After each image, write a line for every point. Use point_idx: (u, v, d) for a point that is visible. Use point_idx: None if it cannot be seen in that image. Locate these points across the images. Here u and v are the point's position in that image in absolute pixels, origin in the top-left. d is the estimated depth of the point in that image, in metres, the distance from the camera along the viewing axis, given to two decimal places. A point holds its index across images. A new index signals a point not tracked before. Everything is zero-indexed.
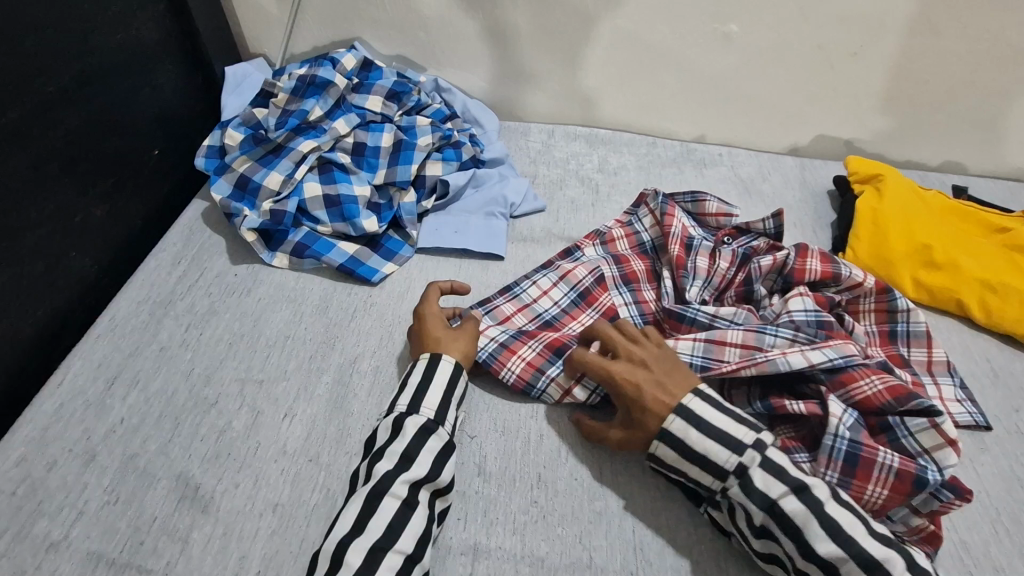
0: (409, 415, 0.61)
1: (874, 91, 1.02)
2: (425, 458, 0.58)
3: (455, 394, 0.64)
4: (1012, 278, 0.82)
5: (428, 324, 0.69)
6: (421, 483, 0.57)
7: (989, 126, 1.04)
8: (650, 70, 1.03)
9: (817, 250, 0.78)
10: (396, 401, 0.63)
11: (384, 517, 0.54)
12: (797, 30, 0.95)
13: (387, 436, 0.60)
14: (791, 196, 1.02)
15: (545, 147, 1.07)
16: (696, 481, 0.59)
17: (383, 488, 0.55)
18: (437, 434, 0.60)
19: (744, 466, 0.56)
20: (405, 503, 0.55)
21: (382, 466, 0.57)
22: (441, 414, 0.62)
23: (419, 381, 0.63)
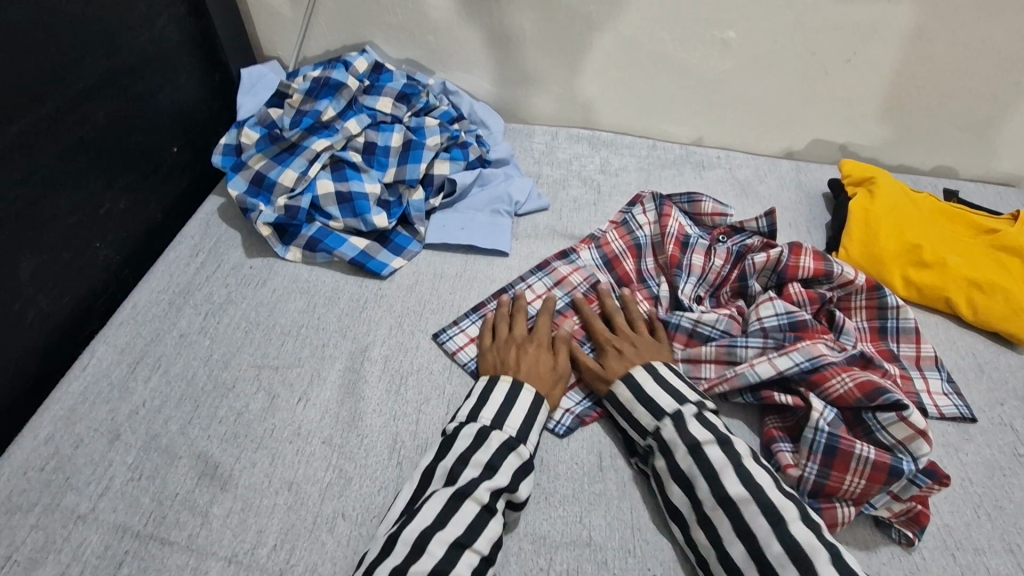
0: (492, 429, 0.63)
1: (867, 97, 1.05)
2: (506, 470, 0.60)
3: (539, 419, 0.66)
4: (998, 276, 0.85)
5: (529, 354, 0.72)
6: (500, 493, 0.59)
7: (980, 131, 1.07)
8: (650, 75, 1.07)
9: (811, 249, 0.81)
10: (481, 413, 0.65)
11: (464, 514, 0.57)
12: (791, 38, 0.99)
13: (470, 443, 0.62)
14: (786, 198, 1.05)
15: (549, 149, 1.11)
16: (634, 421, 0.66)
17: (468, 490, 0.58)
18: (518, 452, 0.62)
19: (680, 412, 0.63)
20: (484, 508, 0.57)
21: (466, 471, 0.59)
22: (523, 434, 0.64)
23: (507, 396, 0.66)
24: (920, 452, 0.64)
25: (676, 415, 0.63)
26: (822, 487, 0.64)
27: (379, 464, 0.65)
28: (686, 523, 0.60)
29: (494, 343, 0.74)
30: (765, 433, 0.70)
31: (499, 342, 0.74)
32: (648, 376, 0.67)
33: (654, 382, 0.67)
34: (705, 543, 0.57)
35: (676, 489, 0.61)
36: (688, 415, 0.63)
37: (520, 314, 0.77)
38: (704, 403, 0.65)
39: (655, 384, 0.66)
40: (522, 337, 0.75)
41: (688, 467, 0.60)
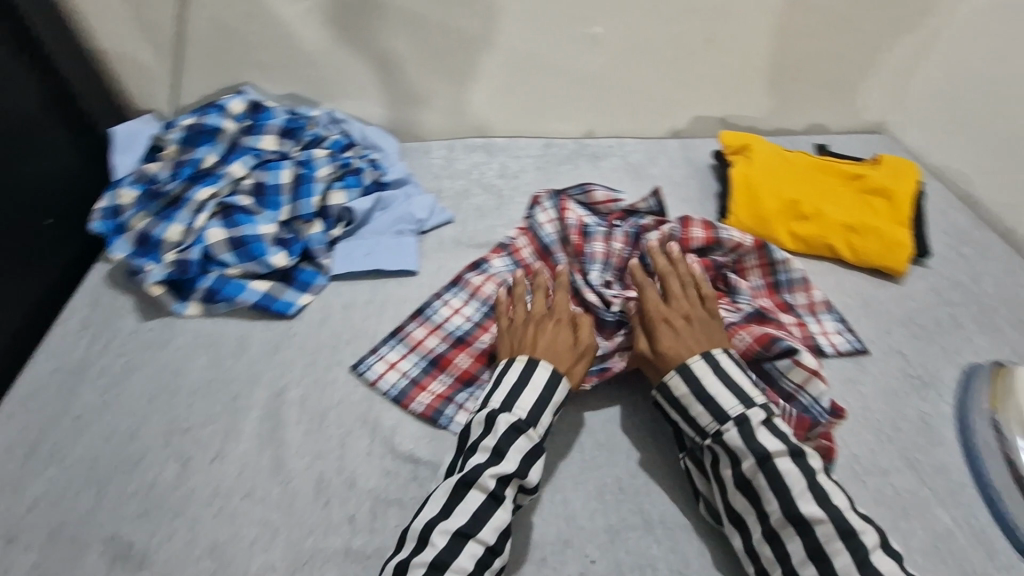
0: (501, 412, 0.64)
1: (733, 71, 1.12)
2: (514, 454, 0.62)
3: (554, 399, 0.66)
4: (869, 217, 0.92)
5: (548, 331, 0.71)
6: (509, 480, 0.61)
7: (836, 88, 1.17)
8: (532, 78, 1.10)
9: (700, 220, 0.87)
10: (493, 396, 0.66)
11: (470, 502, 0.59)
12: (654, 26, 1.04)
13: (481, 430, 0.64)
14: (677, 174, 1.11)
15: (448, 162, 1.12)
16: (693, 422, 0.65)
17: (472, 478, 0.60)
18: (526, 435, 0.63)
19: (746, 417, 0.62)
20: (490, 496, 0.60)
21: (475, 459, 0.62)
22: (534, 417, 0.64)
23: (520, 376, 0.67)
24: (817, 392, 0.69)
25: (742, 421, 0.62)
26: None
27: (307, 508, 0.64)
28: (745, 531, 0.61)
29: (509, 325, 0.74)
30: None
31: (518, 322, 0.74)
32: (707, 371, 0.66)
33: (720, 381, 0.65)
34: (771, 557, 0.58)
35: (738, 495, 0.61)
36: (758, 422, 0.62)
37: (540, 292, 0.77)
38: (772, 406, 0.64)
39: (716, 379, 0.65)
40: (543, 314, 0.74)
41: (757, 478, 0.60)
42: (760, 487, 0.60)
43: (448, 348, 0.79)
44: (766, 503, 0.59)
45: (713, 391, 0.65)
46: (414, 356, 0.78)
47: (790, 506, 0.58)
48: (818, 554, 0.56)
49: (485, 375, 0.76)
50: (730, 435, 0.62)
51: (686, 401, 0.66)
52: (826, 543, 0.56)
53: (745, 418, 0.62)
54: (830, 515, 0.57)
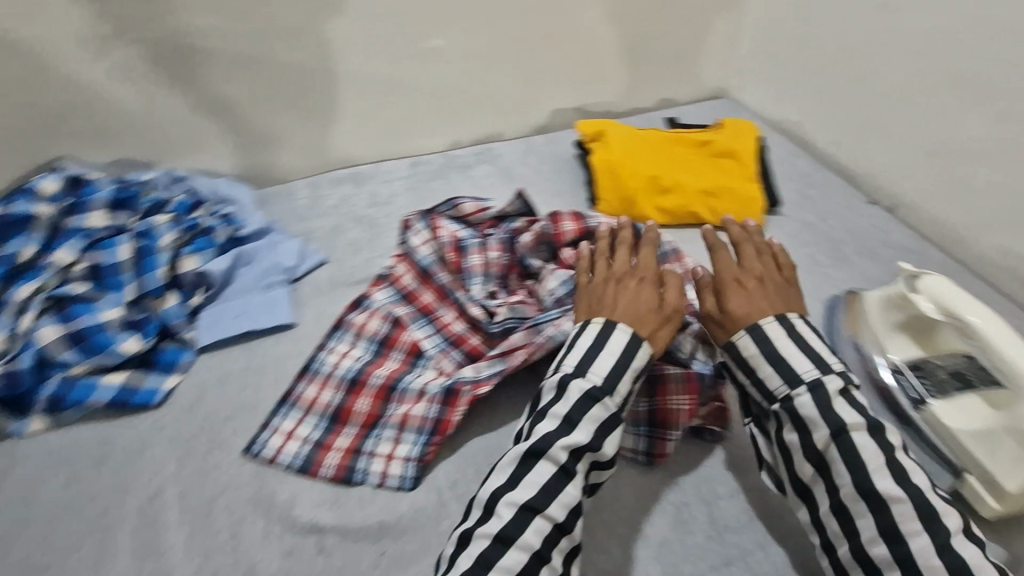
0: (574, 377, 0.61)
1: (575, 62, 1.17)
2: (588, 424, 0.59)
3: (634, 363, 0.62)
4: (722, 179, 0.97)
5: (630, 289, 0.69)
6: (581, 453, 0.58)
7: (672, 63, 1.24)
8: (382, 99, 1.08)
9: (569, 213, 0.88)
10: (565, 359, 0.63)
11: (540, 473, 0.57)
12: (489, 30, 1.06)
13: (552, 396, 0.61)
14: (547, 170, 1.12)
15: (314, 200, 1.06)
16: (759, 385, 0.63)
17: (542, 450, 0.57)
18: (602, 403, 0.60)
19: (821, 381, 0.59)
20: (561, 469, 0.57)
21: (544, 426, 0.59)
22: (609, 385, 0.61)
23: (596, 339, 0.63)
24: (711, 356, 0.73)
25: (816, 388, 0.59)
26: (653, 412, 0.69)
27: None
28: (811, 500, 0.59)
29: (596, 281, 0.71)
30: None
31: (596, 282, 0.71)
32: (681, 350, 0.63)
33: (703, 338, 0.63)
34: (839, 531, 0.56)
35: (806, 469, 0.59)
36: (836, 391, 0.59)
37: (625, 249, 0.75)
38: (851, 375, 0.61)
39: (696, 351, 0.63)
40: (624, 273, 0.71)
41: (830, 450, 0.57)
42: (832, 460, 0.57)
43: (344, 397, 0.74)
44: (837, 477, 0.57)
45: (788, 353, 0.62)
46: (311, 417, 0.72)
47: (863, 481, 0.55)
48: (892, 534, 0.53)
49: (392, 411, 0.71)
50: (801, 402, 0.59)
51: (751, 364, 0.63)
52: (902, 524, 0.53)
53: (820, 381, 0.59)
54: (911, 494, 0.54)
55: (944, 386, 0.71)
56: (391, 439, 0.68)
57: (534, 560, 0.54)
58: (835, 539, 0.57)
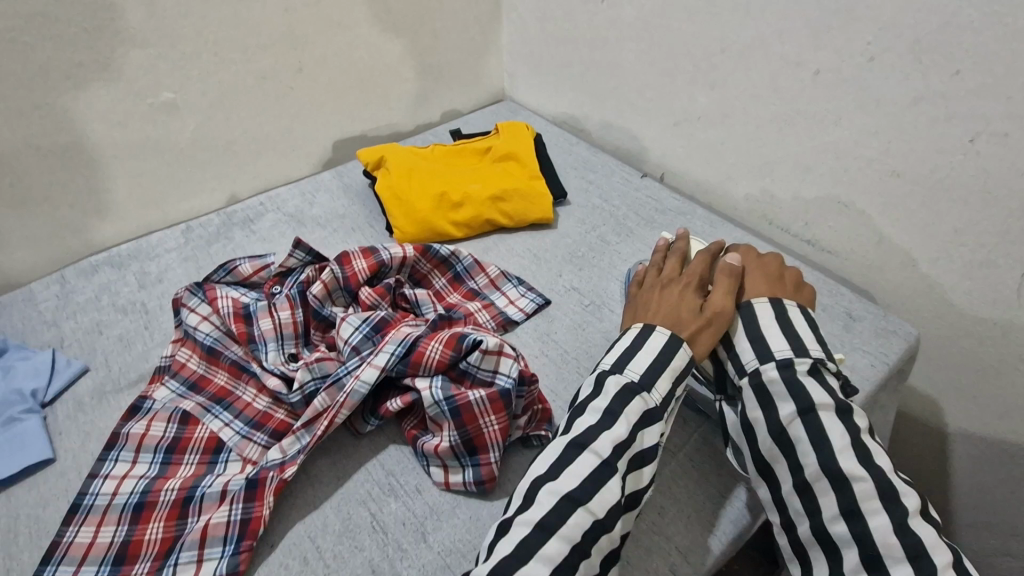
0: (614, 374, 0.63)
1: (343, 90, 1.12)
2: (629, 418, 0.60)
3: (673, 364, 0.63)
4: (508, 182, 1.00)
5: (675, 294, 0.71)
6: (625, 445, 0.58)
7: (446, 74, 1.25)
8: (123, 165, 0.94)
9: (358, 250, 0.83)
10: (604, 359, 0.65)
11: (583, 464, 0.57)
12: (229, 72, 0.97)
13: (591, 392, 0.63)
14: (340, 206, 1.06)
15: (64, 298, 0.90)
16: (734, 359, 0.66)
17: (586, 440, 0.58)
18: (642, 398, 0.61)
19: (792, 361, 0.62)
20: (604, 462, 0.57)
21: (586, 420, 0.60)
22: (651, 380, 0.62)
23: (632, 343, 0.65)
24: (512, 367, 0.69)
25: (784, 364, 0.62)
26: (468, 444, 0.66)
27: None
28: (774, 479, 0.60)
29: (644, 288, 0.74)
30: (408, 438, 0.69)
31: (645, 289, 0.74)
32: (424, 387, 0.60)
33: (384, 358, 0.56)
34: (799, 510, 0.58)
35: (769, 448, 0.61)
36: (804, 372, 0.61)
37: (673, 258, 0.77)
38: (826, 360, 0.63)
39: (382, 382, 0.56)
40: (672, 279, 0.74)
41: (794, 427, 0.59)
42: (796, 438, 0.59)
43: (130, 529, 0.62)
44: (802, 457, 0.58)
45: (769, 334, 0.65)
46: (88, 567, 0.60)
47: (828, 461, 0.57)
48: (851, 510, 0.55)
49: (189, 527, 0.62)
50: (769, 376, 0.62)
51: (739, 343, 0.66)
52: (862, 501, 0.55)
53: (790, 360, 0.62)
54: (873, 475, 0.56)
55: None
56: (192, 561, 0.59)
57: (573, 552, 0.52)
58: (796, 517, 0.58)
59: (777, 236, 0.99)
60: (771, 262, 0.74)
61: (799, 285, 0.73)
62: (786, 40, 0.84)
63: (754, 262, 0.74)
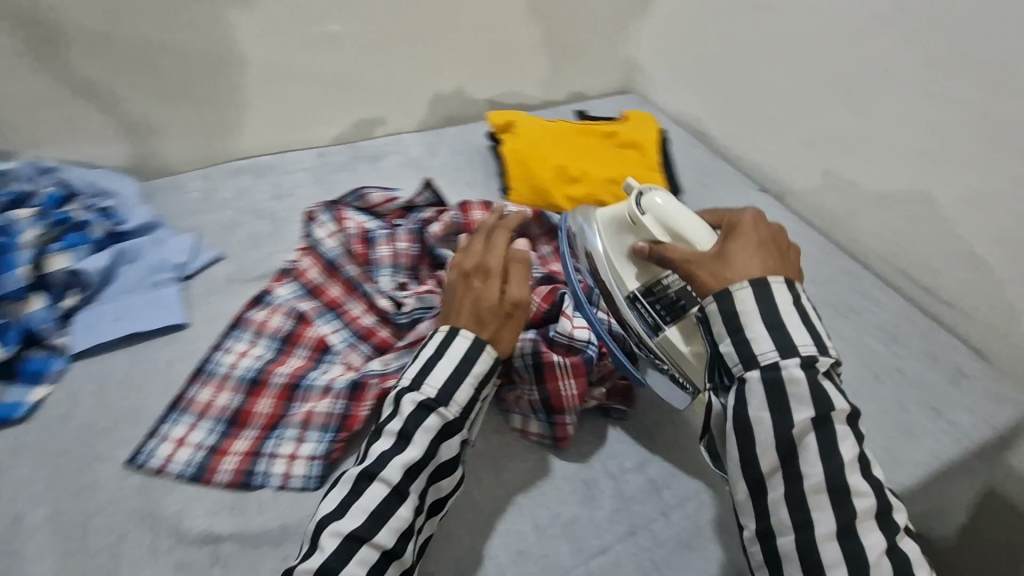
0: (410, 391, 0.59)
1: (481, 53, 1.16)
2: (422, 439, 0.57)
3: (473, 368, 0.60)
4: (627, 169, 1.02)
5: (475, 286, 0.65)
6: (416, 470, 0.57)
7: (580, 56, 1.27)
8: (279, 84, 1.01)
9: (478, 202, 0.87)
10: (405, 372, 0.61)
11: (371, 495, 0.55)
12: (388, 17, 1.03)
13: (389, 412, 0.60)
14: (459, 161, 1.11)
15: (208, 194, 0.98)
16: (737, 346, 0.56)
17: (374, 470, 0.56)
18: (437, 415, 0.58)
19: (813, 359, 0.55)
20: (395, 490, 0.55)
21: (380, 446, 0.58)
22: (445, 394, 0.59)
23: (433, 352, 0.61)
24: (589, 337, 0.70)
25: (810, 364, 0.54)
26: (546, 402, 0.69)
27: None
28: (759, 484, 0.54)
29: (448, 283, 0.68)
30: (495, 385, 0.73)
31: (448, 281, 0.68)
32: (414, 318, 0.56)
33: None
34: (788, 522, 0.53)
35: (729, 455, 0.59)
36: (824, 372, 0.55)
37: (480, 236, 0.71)
38: (839, 361, 0.56)
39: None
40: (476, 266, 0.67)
41: (807, 438, 0.53)
42: (805, 446, 0.53)
43: (243, 399, 0.70)
44: (807, 467, 0.53)
45: (789, 324, 0.56)
46: (206, 422, 0.68)
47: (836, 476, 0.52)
48: (847, 531, 0.51)
49: (294, 409, 0.69)
50: (792, 374, 0.54)
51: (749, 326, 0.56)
52: None
53: (812, 359, 0.55)
54: None
55: (673, 307, 0.72)
56: (294, 439, 0.66)
57: (383, 559, 0.53)
58: (778, 529, 0.53)
59: (896, 278, 0.95)
60: (754, 227, 0.63)
61: (800, 269, 0.63)
62: (955, 75, 0.81)
63: (759, 239, 0.62)
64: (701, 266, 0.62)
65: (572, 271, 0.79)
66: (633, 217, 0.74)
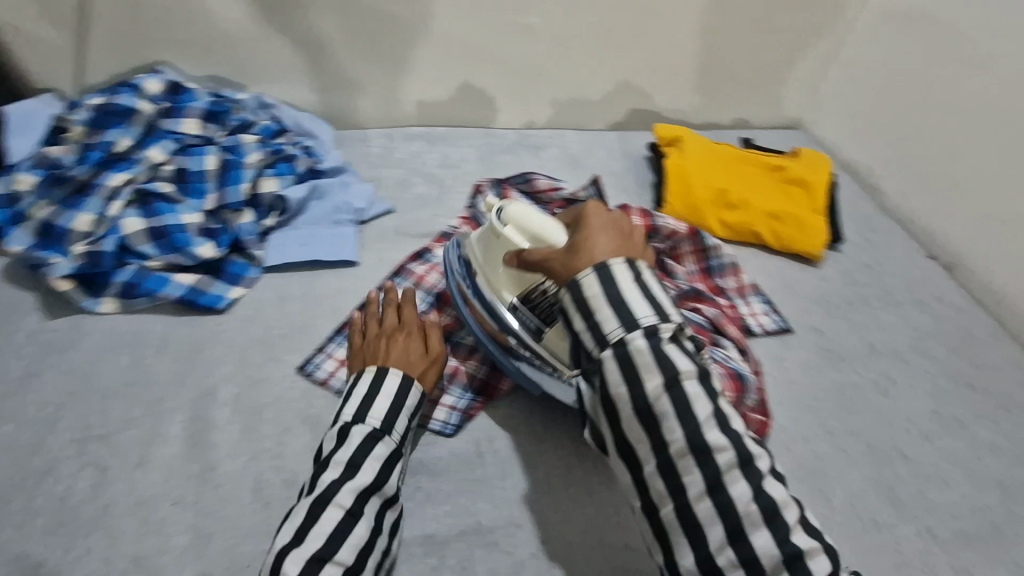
0: (355, 423, 0.60)
1: (659, 66, 1.14)
2: (371, 465, 0.58)
3: (408, 402, 0.64)
4: (790, 207, 0.99)
5: (399, 342, 0.69)
6: (366, 494, 0.56)
7: (759, 84, 1.22)
8: (469, 65, 1.06)
9: (638, 208, 0.89)
10: (342, 410, 0.62)
11: (326, 522, 0.53)
12: (584, 19, 1.05)
13: (334, 444, 0.59)
14: (615, 165, 1.12)
15: (386, 151, 1.06)
16: (592, 328, 0.53)
17: (328, 496, 0.54)
18: (384, 441, 0.60)
19: (656, 330, 0.51)
20: (349, 513, 0.54)
21: (328, 477, 0.56)
22: (388, 422, 0.62)
23: (371, 385, 0.63)
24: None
25: (652, 333, 0.51)
26: None
27: (243, 509, 0.60)
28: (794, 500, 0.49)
29: (362, 344, 0.70)
30: None
31: (365, 343, 0.70)
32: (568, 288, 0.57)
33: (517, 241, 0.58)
34: (662, 492, 0.50)
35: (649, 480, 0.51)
36: (668, 340, 0.51)
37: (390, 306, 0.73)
38: (683, 326, 0.53)
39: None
40: (393, 329, 0.71)
41: (660, 403, 0.49)
42: (661, 413, 0.49)
43: None
44: (667, 433, 0.49)
45: (630, 297, 0.52)
46: None
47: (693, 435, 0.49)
48: (715, 486, 0.48)
49: None
50: (637, 346, 0.50)
51: (590, 303, 0.52)
52: None
53: (655, 327, 0.51)
54: None
55: (550, 310, 0.69)
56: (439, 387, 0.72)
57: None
58: (658, 500, 0.50)
59: None
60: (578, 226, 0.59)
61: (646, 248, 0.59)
62: None
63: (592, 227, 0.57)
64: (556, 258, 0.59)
65: (455, 275, 0.75)
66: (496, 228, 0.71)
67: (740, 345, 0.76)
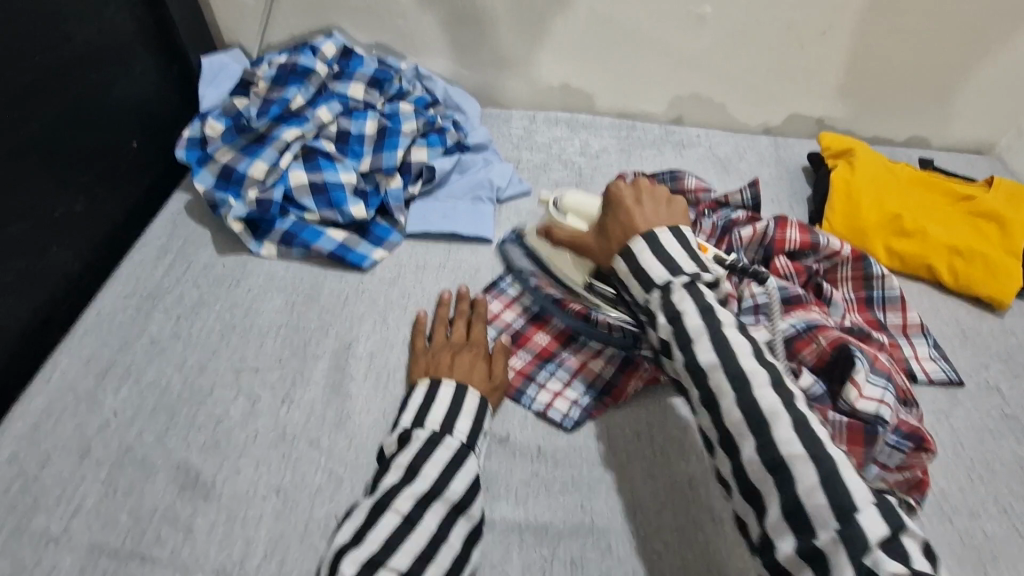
0: (414, 429, 0.61)
1: (840, 72, 1.01)
2: (431, 471, 0.57)
3: (465, 407, 0.63)
4: (977, 243, 0.86)
5: (466, 359, 0.68)
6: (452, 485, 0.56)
7: (957, 100, 1.05)
8: (627, 53, 1.00)
9: (796, 221, 0.80)
10: (402, 417, 0.63)
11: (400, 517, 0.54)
12: (769, 8, 0.93)
13: (395, 450, 0.61)
14: (767, 173, 1.03)
15: (527, 133, 1.05)
16: (630, 295, 0.57)
17: (387, 501, 0.55)
18: (445, 445, 0.59)
19: (671, 283, 0.53)
20: (405, 519, 0.54)
21: (387, 481, 0.57)
22: (447, 426, 0.61)
23: (426, 394, 0.64)
24: (880, 413, 0.60)
25: (666, 288, 0.53)
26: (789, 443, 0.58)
27: (370, 461, 0.63)
28: None
29: (428, 354, 0.70)
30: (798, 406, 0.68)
31: (428, 355, 0.70)
32: (681, 243, 0.55)
33: (653, 253, 0.55)
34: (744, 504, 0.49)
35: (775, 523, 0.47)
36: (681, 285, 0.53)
37: (444, 323, 0.73)
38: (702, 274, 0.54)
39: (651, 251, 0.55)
40: (461, 345, 0.70)
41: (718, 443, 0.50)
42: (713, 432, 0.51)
43: (525, 324, 0.76)
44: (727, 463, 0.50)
45: (641, 260, 0.55)
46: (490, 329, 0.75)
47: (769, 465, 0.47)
48: None
49: (566, 354, 0.73)
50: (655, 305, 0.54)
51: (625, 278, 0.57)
52: None
53: (670, 283, 0.53)
54: None
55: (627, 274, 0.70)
56: (563, 379, 0.71)
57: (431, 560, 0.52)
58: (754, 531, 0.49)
59: None
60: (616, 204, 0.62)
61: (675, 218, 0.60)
62: None
63: (626, 203, 0.61)
64: (593, 242, 0.64)
65: (532, 277, 0.78)
66: (557, 219, 0.74)
67: (907, 395, 0.66)
